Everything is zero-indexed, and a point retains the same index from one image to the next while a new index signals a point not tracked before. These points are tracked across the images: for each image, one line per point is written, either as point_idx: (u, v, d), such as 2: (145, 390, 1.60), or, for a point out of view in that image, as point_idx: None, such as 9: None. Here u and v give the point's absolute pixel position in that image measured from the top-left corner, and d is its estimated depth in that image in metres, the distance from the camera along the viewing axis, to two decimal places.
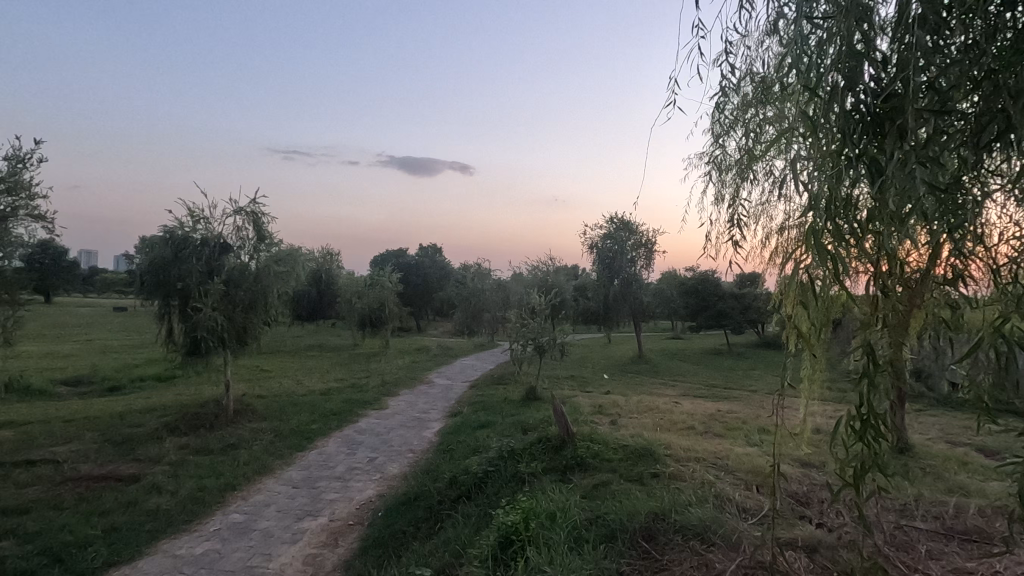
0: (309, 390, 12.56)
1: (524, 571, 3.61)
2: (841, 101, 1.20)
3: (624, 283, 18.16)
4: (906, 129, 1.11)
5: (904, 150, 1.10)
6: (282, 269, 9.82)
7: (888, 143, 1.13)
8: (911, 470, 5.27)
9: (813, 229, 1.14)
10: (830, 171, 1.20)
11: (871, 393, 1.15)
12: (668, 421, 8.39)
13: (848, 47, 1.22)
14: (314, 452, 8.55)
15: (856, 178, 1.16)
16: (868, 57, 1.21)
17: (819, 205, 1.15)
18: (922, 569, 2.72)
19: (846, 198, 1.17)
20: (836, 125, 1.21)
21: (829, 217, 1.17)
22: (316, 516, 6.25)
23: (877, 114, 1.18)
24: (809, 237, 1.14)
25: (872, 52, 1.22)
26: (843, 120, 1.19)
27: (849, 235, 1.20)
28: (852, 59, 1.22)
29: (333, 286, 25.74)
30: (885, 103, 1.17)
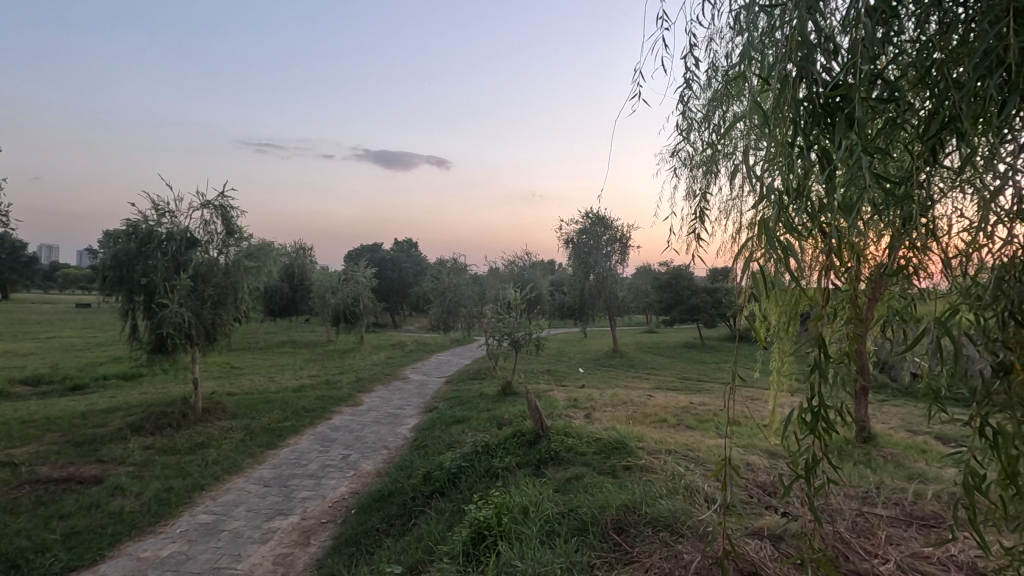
0: (281, 387, 12.33)
1: (496, 566, 3.63)
2: (792, 93, 1.17)
3: (600, 278, 18.30)
4: (853, 120, 1.10)
5: (852, 139, 1.08)
6: (253, 264, 9.67)
7: (837, 132, 1.10)
8: (872, 459, 5.44)
9: (763, 221, 1.12)
10: (782, 163, 1.19)
11: (821, 385, 1.13)
12: (641, 414, 8.50)
13: (799, 35, 1.19)
14: (285, 450, 8.40)
15: (806, 169, 1.15)
16: (817, 51, 1.19)
17: (771, 197, 1.13)
18: (881, 554, 2.80)
19: (796, 188, 1.15)
20: (788, 116, 1.18)
21: (781, 208, 1.14)
22: (287, 515, 6.13)
23: (827, 104, 1.15)
24: (761, 231, 1.11)
25: (823, 43, 1.20)
26: (791, 112, 1.18)
27: (798, 229, 1.19)
28: (803, 48, 1.20)
29: (306, 281, 25.35)
30: (834, 94, 1.15)
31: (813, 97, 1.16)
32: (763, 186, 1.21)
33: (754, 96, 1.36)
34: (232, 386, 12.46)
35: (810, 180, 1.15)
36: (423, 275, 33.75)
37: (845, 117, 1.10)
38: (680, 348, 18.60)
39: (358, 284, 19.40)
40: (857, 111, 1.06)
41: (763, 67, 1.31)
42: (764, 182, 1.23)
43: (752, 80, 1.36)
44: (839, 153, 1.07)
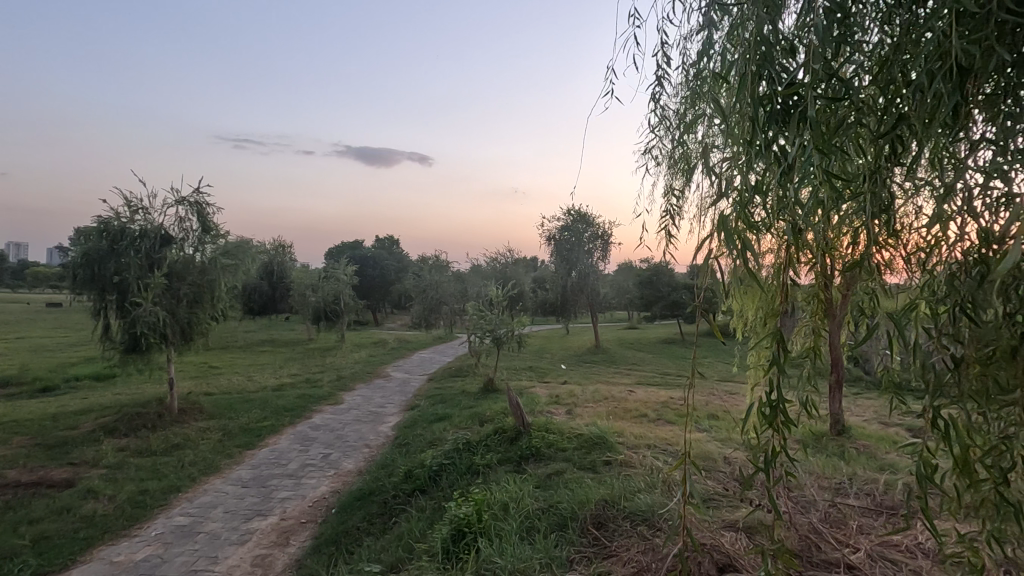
0: (259, 386, 12.18)
1: (475, 562, 3.64)
2: (751, 91, 1.18)
3: (581, 275, 18.39)
4: (808, 119, 1.11)
5: (806, 137, 1.09)
6: (230, 262, 9.51)
7: (792, 131, 1.11)
8: (845, 451, 5.57)
9: (722, 219, 1.13)
10: (743, 161, 1.20)
11: (780, 380, 1.12)
12: (622, 409, 8.57)
13: (757, 34, 1.20)
14: (264, 449, 8.29)
15: (764, 166, 1.16)
16: (775, 50, 1.20)
17: (731, 194, 1.14)
18: (852, 543, 2.86)
19: (754, 186, 1.16)
20: (748, 115, 1.19)
21: (739, 207, 1.15)
22: (266, 515, 6.06)
23: (785, 101, 1.16)
24: (720, 230, 1.12)
25: (782, 40, 1.21)
26: (749, 109, 1.19)
27: (758, 226, 1.20)
28: (761, 47, 1.20)
29: (286, 279, 25.08)
30: (791, 92, 1.15)
31: (772, 95, 1.16)
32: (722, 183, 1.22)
33: (716, 93, 1.37)
34: (210, 386, 12.28)
35: (768, 177, 1.16)
36: (404, 273, 33.58)
37: (801, 114, 1.11)
38: (662, 343, 18.78)
39: (339, 282, 19.18)
40: (808, 109, 1.07)
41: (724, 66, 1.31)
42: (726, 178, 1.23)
43: (716, 77, 1.36)
44: (795, 152, 1.08)
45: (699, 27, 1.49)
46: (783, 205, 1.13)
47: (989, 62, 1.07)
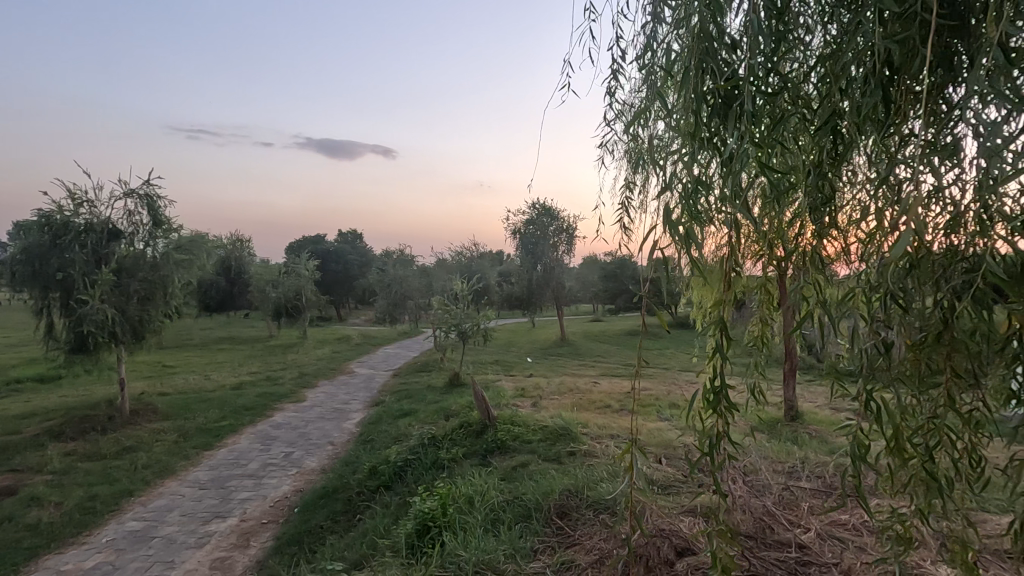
0: (217, 385, 11.81)
1: (440, 556, 3.64)
2: (694, 86, 1.21)
3: (547, 268, 18.50)
4: (745, 113, 1.15)
5: (745, 130, 1.12)
6: (184, 257, 9.15)
7: (732, 125, 1.14)
8: (798, 436, 5.79)
9: (665, 212, 1.15)
10: (689, 155, 1.22)
11: (722, 367, 1.14)
12: (587, 400, 8.69)
13: (698, 32, 1.22)
14: (223, 450, 8.05)
15: (707, 160, 1.19)
16: (716, 45, 1.22)
17: (676, 186, 1.17)
18: (803, 523, 2.99)
19: (697, 179, 1.19)
20: (692, 110, 1.21)
21: (684, 199, 1.18)
22: (225, 517, 5.90)
23: (725, 96, 1.18)
24: (664, 222, 1.14)
25: (724, 35, 1.23)
26: (692, 104, 1.22)
27: (702, 219, 1.23)
28: (705, 43, 1.22)
29: (244, 275, 24.38)
30: (731, 87, 1.18)
31: (714, 89, 1.19)
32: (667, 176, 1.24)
33: (662, 89, 1.39)
34: (164, 386, 11.84)
35: (711, 169, 1.19)
36: (368, 267, 33.10)
37: (740, 108, 1.14)
38: (625, 335, 19.10)
39: (300, 276, 18.75)
40: (744, 105, 1.10)
41: (671, 59, 1.32)
42: (674, 171, 1.25)
43: (660, 72, 1.38)
44: (732, 145, 1.11)
45: (643, 24, 1.51)
46: (724, 198, 1.16)
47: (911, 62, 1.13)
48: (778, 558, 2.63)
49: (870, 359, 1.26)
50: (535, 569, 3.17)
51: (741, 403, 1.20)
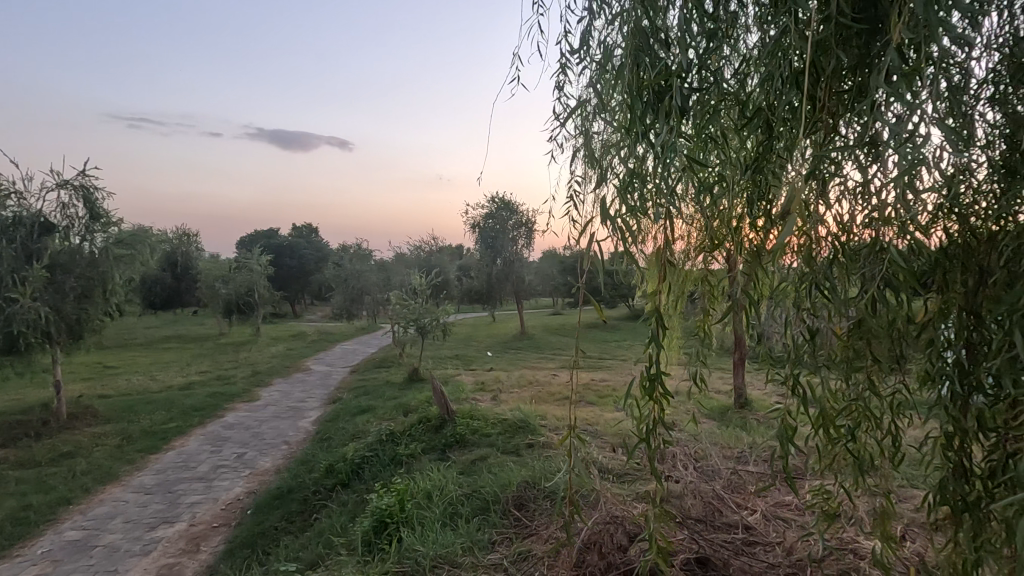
0: (164, 385, 11.33)
1: (397, 552, 3.62)
2: (631, 81, 1.22)
3: (506, 262, 18.52)
4: (676, 109, 1.18)
5: (674, 127, 1.15)
6: (125, 252, 8.71)
7: (663, 120, 1.16)
8: (747, 422, 6.02)
9: (603, 206, 1.17)
10: (626, 152, 1.24)
11: (657, 356, 1.17)
12: (546, 393, 8.77)
13: (634, 27, 1.23)
14: (170, 452, 7.73)
15: (642, 154, 1.21)
16: (655, 42, 1.25)
17: (609, 180, 1.19)
18: (750, 506, 3.12)
19: (633, 173, 1.22)
20: (630, 107, 1.23)
21: (619, 192, 1.21)
22: (173, 522, 5.69)
23: (658, 91, 1.21)
24: (602, 214, 1.16)
25: (661, 29, 1.24)
26: (628, 98, 1.24)
27: (638, 211, 1.24)
28: (640, 39, 1.23)
29: (191, 271, 23.42)
30: (666, 84, 1.20)
31: (648, 84, 1.21)
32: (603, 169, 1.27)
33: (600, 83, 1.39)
34: (106, 388, 11.28)
35: (646, 163, 1.22)
36: (325, 262, 32.36)
37: (670, 103, 1.17)
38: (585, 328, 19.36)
39: (252, 272, 18.16)
40: (675, 103, 1.12)
41: (610, 51, 1.32)
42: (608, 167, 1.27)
43: (599, 67, 1.38)
44: (665, 141, 1.14)
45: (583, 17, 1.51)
46: (658, 192, 1.19)
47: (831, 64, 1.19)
48: (727, 539, 2.72)
49: (795, 344, 1.34)
50: (492, 561, 3.20)
51: (676, 389, 1.23)
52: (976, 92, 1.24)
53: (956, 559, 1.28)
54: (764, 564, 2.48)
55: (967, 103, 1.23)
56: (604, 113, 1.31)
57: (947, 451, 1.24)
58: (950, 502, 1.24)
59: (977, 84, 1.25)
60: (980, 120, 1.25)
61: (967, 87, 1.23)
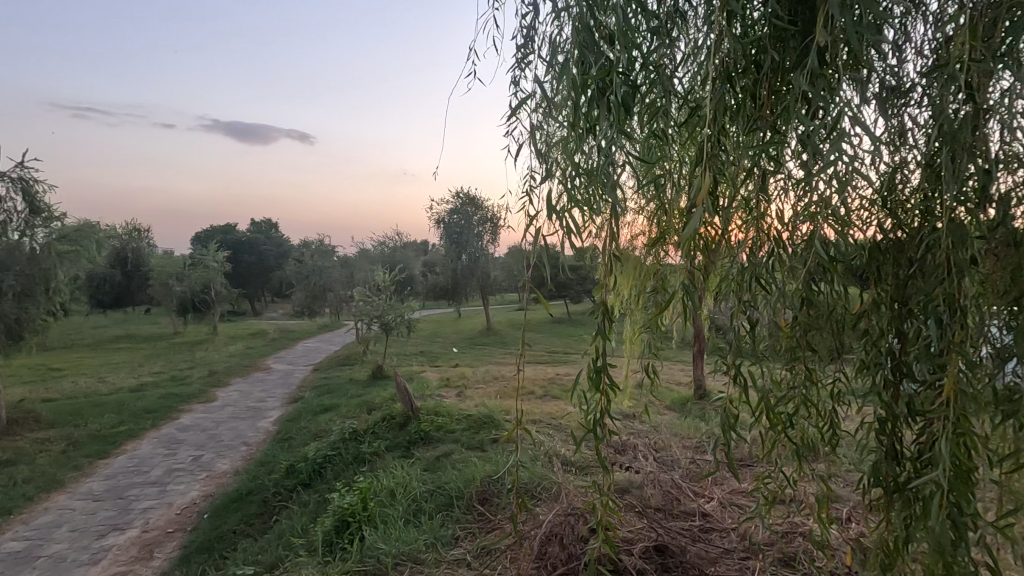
0: (113, 387, 10.84)
1: (360, 551, 3.57)
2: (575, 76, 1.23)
3: (472, 258, 18.46)
4: (618, 104, 1.19)
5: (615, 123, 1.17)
6: (69, 248, 8.29)
7: (606, 117, 1.18)
8: (706, 412, 6.19)
9: (548, 202, 1.18)
10: (570, 149, 1.26)
11: (602, 349, 1.19)
12: (511, 387, 8.80)
13: (579, 23, 1.24)
14: (121, 457, 7.42)
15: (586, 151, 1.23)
16: (599, 39, 1.25)
17: (553, 176, 1.21)
18: (707, 494, 3.21)
19: (577, 169, 1.23)
20: (574, 104, 1.24)
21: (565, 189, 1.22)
22: (124, 529, 5.46)
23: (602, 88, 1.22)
24: (548, 209, 1.17)
25: (604, 26, 1.25)
26: (571, 93, 1.24)
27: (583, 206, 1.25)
28: (585, 35, 1.24)
29: (143, 267, 22.46)
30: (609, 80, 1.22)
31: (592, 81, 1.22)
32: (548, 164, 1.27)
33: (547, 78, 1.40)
34: (50, 391, 10.72)
35: (590, 159, 1.23)
36: (285, 258, 31.54)
37: (612, 100, 1.18)
38: None
39: (209, 268, 17.54)
40: (615, 100, 1.14)
41: (556, 47, 1.33)
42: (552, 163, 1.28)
43: (544, 63, 1.39)
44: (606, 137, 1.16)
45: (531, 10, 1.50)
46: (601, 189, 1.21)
47: (766, 64, 1.23)
48: (685, 527, 2.79)
49: (738, 335, 1.40)
50: (456, 556, 3.20)
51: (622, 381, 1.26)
52: (907, 91, 1.30)
53: (888, 538, 1.33)
54: (720, 550, 2.56)
55: (898, 103, 1.29)
56: (549, 109, 1.32)
57: (880, 436, 1.29)
58: (882, 483, 1.30)
59: (907, 85, 1.30)
60: (911, 121, 1.31)
61: (897, 87, 1.29)
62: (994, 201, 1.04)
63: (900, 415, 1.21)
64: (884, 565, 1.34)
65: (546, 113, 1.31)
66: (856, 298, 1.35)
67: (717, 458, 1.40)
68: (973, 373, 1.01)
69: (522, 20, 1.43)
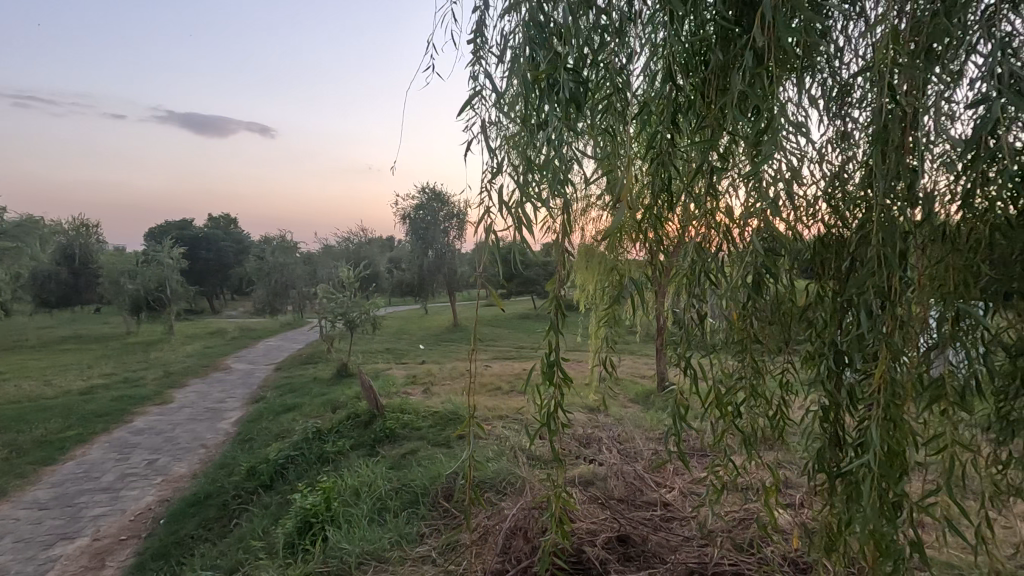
0: (61, 391, 10.34)
1: (323, 552, 3.52)
2: (527, 74, 1.24)
3: (438, 254, 18.32)
4: (567, 101, 1.21)
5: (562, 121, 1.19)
6: (9, 245, 7.80)
7: (555, 114, 1.20)
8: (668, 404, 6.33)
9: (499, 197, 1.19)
10: (522, 144, 1.26)
11: (554, 343, 1.21)
12: (478, 383, 8.79)
13: (531, 20, 1.25)
14: (69, 463, 7.09)
15: (536, 147, 1.24)
16: (548, 36, 1.26)
17: (503, 173, 1.21)
18: (669, 484, 3.29)
19: (527, 165, 1.24)
20: (521, 101, 1.26)
21: (516, 185, 1.22)
22: (74, 537, 5.24)
23: (549, 87, 1.24)
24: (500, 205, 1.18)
25: (553, 22, 1.26)
26: (522, 89, 1.25)
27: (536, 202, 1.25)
28: (536, 33, 1.25)
29: (91, 264, 21.44)
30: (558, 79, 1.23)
31: (542, 79, 1.23)
32: (501, 160, 1.27)
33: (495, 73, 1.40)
34: None
35: (543, 154, 1.24)
36: (245, 254, 30.65)
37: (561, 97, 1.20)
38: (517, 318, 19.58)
39: (163, 265, 16.87)
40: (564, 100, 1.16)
41: (507, 43, 1.33)
42: (503, 160, 1.28)
43: (492, 60, 1.39)
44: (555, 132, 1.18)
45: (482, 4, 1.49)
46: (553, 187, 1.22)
47: (711, 63, 1.27)
48: (647, 517, 2.84)
49: (689, 328, 1.43)
50: (421, 553, 3.19)
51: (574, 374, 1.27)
52: (851, 93, 1.35)
53: (831, 520, 1.40)
54: (680, 538, 2.62)
55: (841, 104, 1.35)
56: (500, 103, 1.32)
57: (823, 424, 1.35)
58: (826, 469, 1.35)
59: (848, 87, 1.36)
60: (851, 121, 1.36)
61: (838, 90, 1.35)
62: (921, 198, 1.10)
63: (842, 402, 1.26)
64: (827, 545, 1.40)
65: (497, 108, 1.32)
66: (802, 290, 1.39)
67: (668, 447, 1.45)
68: (903, 362, 1.07)
69: (474, 16, 1.43)
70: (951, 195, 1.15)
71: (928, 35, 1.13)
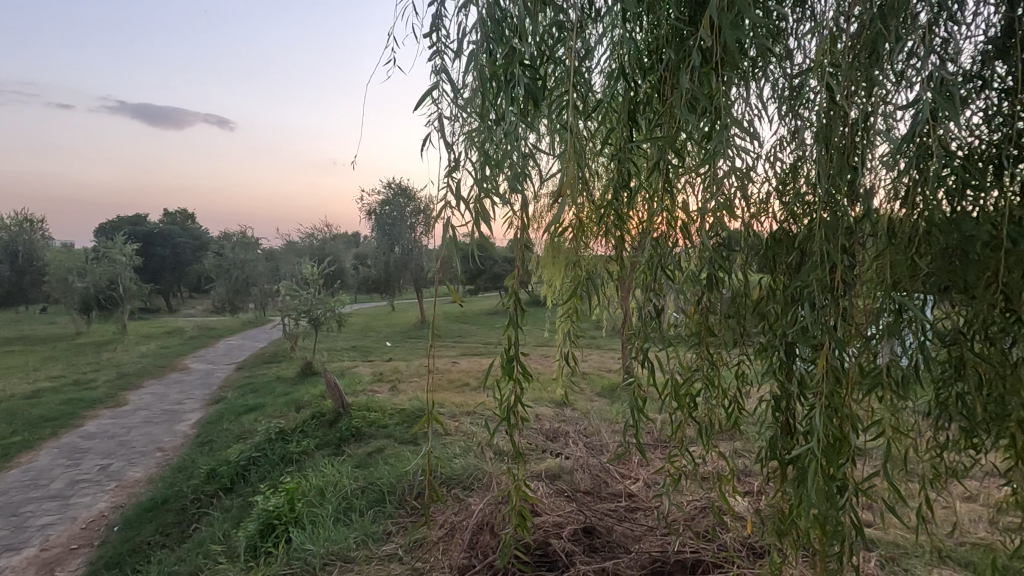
0: (4, 395, 9.81)
1: (286, 554, 3.46)
2: (485, 69, 1.24)
3: (405, 250, 18.09)
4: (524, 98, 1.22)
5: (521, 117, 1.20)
6: None
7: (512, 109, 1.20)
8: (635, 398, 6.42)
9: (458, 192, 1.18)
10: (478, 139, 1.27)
11: (513, 338, 1.21)
12: (446, 380, 8.74)
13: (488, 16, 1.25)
14: (14, 471, 6.73)
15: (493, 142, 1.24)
16: (506, 32, 1.26)
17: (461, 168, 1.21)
18: (633, 475, 3.35)
19: (485, 161, 1.24)
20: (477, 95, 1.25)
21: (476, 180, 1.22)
22: (19, 548, 4.99)
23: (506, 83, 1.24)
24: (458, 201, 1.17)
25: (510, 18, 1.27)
26: (479, 85, 1.25)
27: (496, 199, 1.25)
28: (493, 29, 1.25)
29: (36, 262, 20.34)
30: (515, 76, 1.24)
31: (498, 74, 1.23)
32: (460, 156, 1.27)
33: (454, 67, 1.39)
34: None
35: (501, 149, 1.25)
36: (203, 251, 29.62)
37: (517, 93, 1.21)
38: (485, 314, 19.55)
39: (115, 262, 16.15)
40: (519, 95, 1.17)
41: (463, 38, 1.32)
42: (462, 155, 1.27)
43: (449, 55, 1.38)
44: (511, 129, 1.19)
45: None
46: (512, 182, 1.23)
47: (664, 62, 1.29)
48: (611, 508, 2.89)
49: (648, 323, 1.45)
50: (387, 552, 3.17)
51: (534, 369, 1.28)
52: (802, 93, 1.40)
53: (784, 506, 1.45)
54: (644, 527, 2.68)
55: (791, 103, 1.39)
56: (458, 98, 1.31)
57: (776, 413, 1.40)
58: (778, 456, 1.41)
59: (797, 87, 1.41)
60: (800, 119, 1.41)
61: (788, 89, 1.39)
62: (863, 197, 1.15)
63: (793, 392, 1.31)
64: (780, 530, 1.46)
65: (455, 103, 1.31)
66: (755, 284, 1.43)
67: (628, 439, 1.48)
68: (847, 354, 1.12)
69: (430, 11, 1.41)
70: (893, 192, 1.20)
71: (868, 39, 1.18)
